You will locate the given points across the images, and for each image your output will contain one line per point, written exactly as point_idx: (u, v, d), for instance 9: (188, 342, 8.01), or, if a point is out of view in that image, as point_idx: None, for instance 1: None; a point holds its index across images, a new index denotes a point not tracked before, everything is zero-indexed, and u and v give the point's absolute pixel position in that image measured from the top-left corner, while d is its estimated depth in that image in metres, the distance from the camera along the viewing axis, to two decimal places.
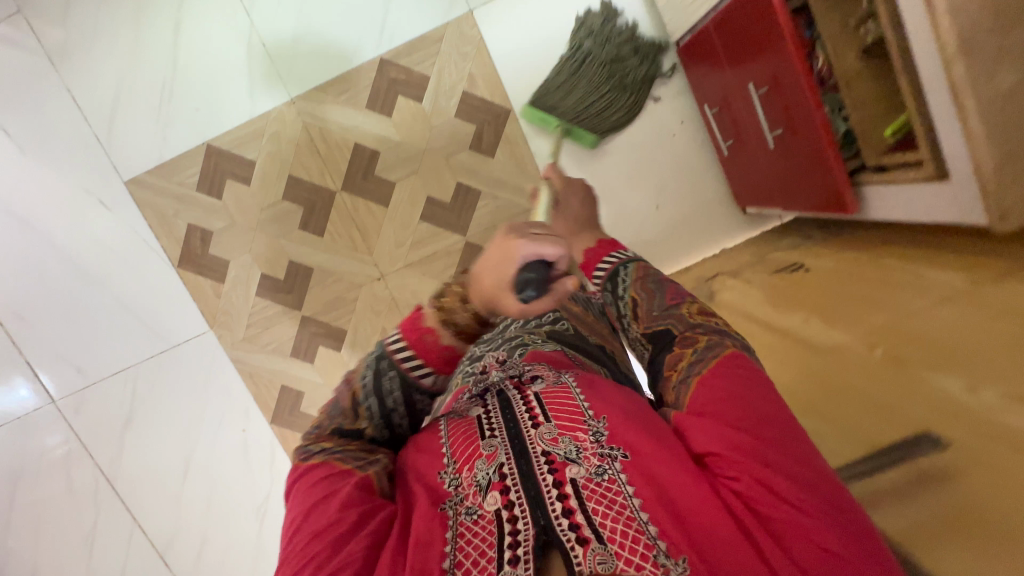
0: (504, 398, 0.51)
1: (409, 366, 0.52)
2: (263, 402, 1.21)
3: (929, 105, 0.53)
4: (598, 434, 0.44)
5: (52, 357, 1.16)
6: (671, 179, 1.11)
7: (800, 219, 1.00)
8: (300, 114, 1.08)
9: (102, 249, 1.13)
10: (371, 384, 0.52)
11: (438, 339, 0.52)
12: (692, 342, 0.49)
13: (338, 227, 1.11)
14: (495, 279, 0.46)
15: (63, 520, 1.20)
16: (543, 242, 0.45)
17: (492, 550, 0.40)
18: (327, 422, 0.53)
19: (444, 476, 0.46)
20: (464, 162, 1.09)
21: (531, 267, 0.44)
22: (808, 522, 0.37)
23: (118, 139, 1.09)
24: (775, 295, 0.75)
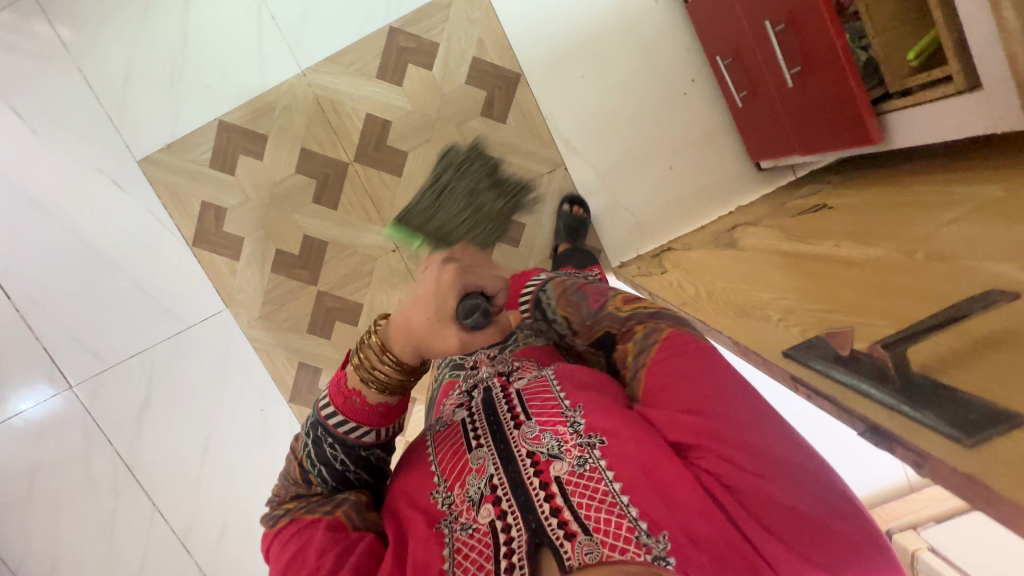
0: (487, 400, 0.54)
1: (343, 430, 0.50)
2: (280, 380, 1.20)
3: (958, 11, 0.53)
4: (575, 425, 0.47)
5: (68, 342, 1.16)
6: (683, 139, 1.11)
7: (816, 170, 1.00)
8: (311, 86, 1.08)
9: (116, 230, 1.13)
10: (315, 451, 0.50)
11: (365, 399, 0.50)
12: (630, 334, 0.51)
13: (351, 199, 1.11)
14: (430, 314, 0.46)
15: (83, 508, 1.19)
16: (481, 277, 0.47)
17: (489, 561, 0.43)
18: (283, 489, 0.51)
19: (436, 495, 0.48)
20: (476, 128, 1.09)
21: (474, 297, 0.45)
22: (770, 490, 0.39)
23: (130, 118, 1.09)
24: (799, 234, 0.74)
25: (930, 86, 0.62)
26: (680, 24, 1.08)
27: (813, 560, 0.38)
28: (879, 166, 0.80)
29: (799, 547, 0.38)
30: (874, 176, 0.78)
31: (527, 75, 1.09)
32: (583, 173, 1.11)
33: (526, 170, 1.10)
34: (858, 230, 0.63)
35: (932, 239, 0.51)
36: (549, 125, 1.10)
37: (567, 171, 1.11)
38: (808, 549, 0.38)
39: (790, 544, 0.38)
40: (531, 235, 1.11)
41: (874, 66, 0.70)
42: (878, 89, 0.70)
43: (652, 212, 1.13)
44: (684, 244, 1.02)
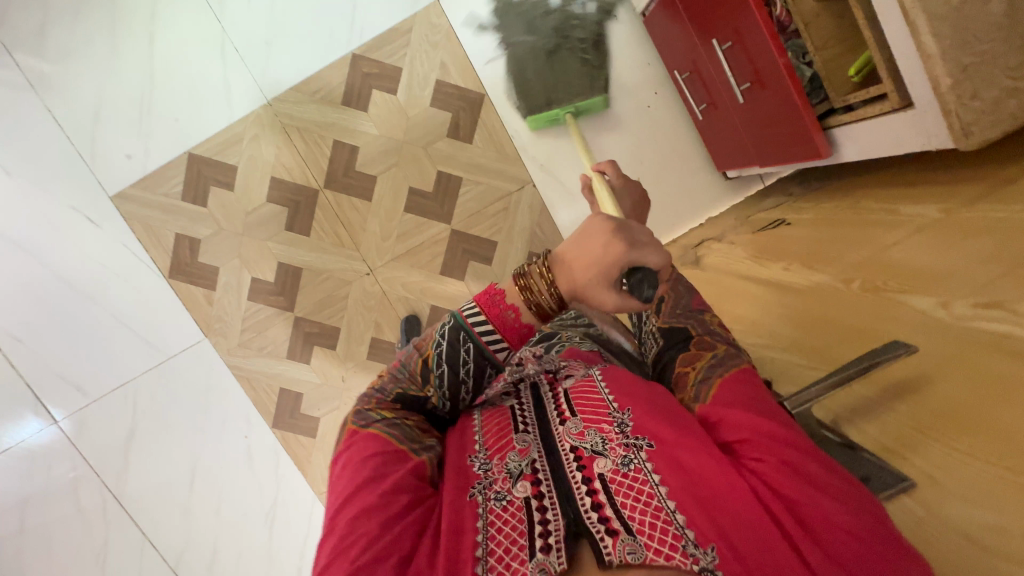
0: (537, 394, 0.55)
1: (488, 340, 0.51)
2: (262, 407, 1.21)
3: (885, 33, 0.53)
4: (623, 425, 0.47)
5: (52, 378, 1.17)
6: (652, 152, 1.12)
7: (783, 183, 1.02)
8: (277, 116, 1.09)
9: (93, 265, 1.14)
10: (446, 352, 0.52)
11: (518, 317, 0.51)
12: (710, 347, 0.52)
13: (324, 225, 1.12)
14: (597, 270, 0.48)
15: (74, 540, 1.20)
16: (643, 252, 0.48)
17: (522, 538, 0.42)
18: (391, 386, 0.55)
19: (473, 459, 0.49)
20: (443, 150, 1.10)
21: (637, 271, 0.47)
22: (829, 504, 0.38)
23: (101, 155, 1.10)
24: (765, 252, 0.80)
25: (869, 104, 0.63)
26: (640, 37, 1.08)
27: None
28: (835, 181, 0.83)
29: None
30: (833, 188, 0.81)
31: (490, 95, 1.09)
32: (553, 189, 1.12)
33: (496, 189, 1.11)
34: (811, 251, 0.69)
35: (872, 266, 0.55)
36: (515, 142, 1.11)
37: (536, 187, 1.12)
38: None
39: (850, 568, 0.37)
40: (504, 253, 1.13)
41: (818, 83, 0.72)
42: (824, 104, 0.71)
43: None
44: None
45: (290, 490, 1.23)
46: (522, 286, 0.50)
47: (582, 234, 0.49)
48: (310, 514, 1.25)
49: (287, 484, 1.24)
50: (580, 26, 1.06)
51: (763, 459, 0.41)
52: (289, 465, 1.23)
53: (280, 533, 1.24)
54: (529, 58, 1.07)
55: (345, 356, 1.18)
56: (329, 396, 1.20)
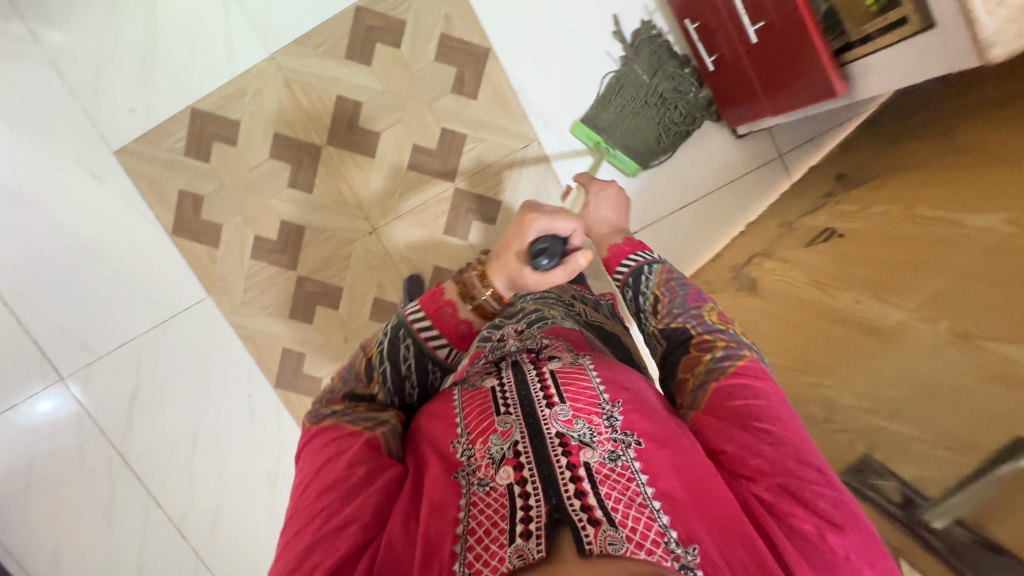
0: (519, 374, 0.61)
1: (426, 336, 0.62)
2: (265, 365, 1.21)
3: None
4: (612, 419, 0.55)
5: (57, 335, 1.18)
6: (674, 167, 1.11)
7: (821, 182, 1.00)
8: (280, 69, 1.08)
9: (97, 221, 1.14)
10: (387, 350, 0.63)
11: (455, 313, 0.62)
12: (710, 346, 0.61)
13: (327, 182, 1.11)
14: (520, 250, 0.62)
15: (81, 495, 1.23)
16: (555, 220, 0.62)
17: (504, 521, 0.49)
18: (339, 386, 0.65)
19: (456, 445, 0.56)
20: (447, 106, 1.08)
21: (546, 241, 0.61)
22: (799, 509, 0.50)
23: (104, 108, 1.10)
24: (823, 277, 0.81)
25: (886, 31, 0.62)
26: None
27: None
28: (873, 179, 0.85)
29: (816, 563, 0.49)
30: (875, 184, 0.83)
31: (496, 49, 1.07)
32: (561, 153, 1.10)
33: (501, 146, 1.10)
34: (880, 277, 0.71)
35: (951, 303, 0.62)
36: (520, 98, 1.09)
37: (541, 145, 1.10)
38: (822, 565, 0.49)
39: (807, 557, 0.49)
40: (507, 214, 1.11)
41: (834, 17, 0.68)
42: (840, 39, 0.69)
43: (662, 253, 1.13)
44: (706, 282, 1.10)
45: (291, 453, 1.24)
46: (460, 288, 0.63)
47: (506, 236, 0.64)
48: None
49: (289, 447, 1.25)
50: (680, 105, 1.01)
51: (756, 476, 0.52)
52: (291, 426, 1.24)
53: (282, 494, 1.26)
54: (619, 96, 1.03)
55: (348, 318, 1.17)
56: (333, 357, 1.20)
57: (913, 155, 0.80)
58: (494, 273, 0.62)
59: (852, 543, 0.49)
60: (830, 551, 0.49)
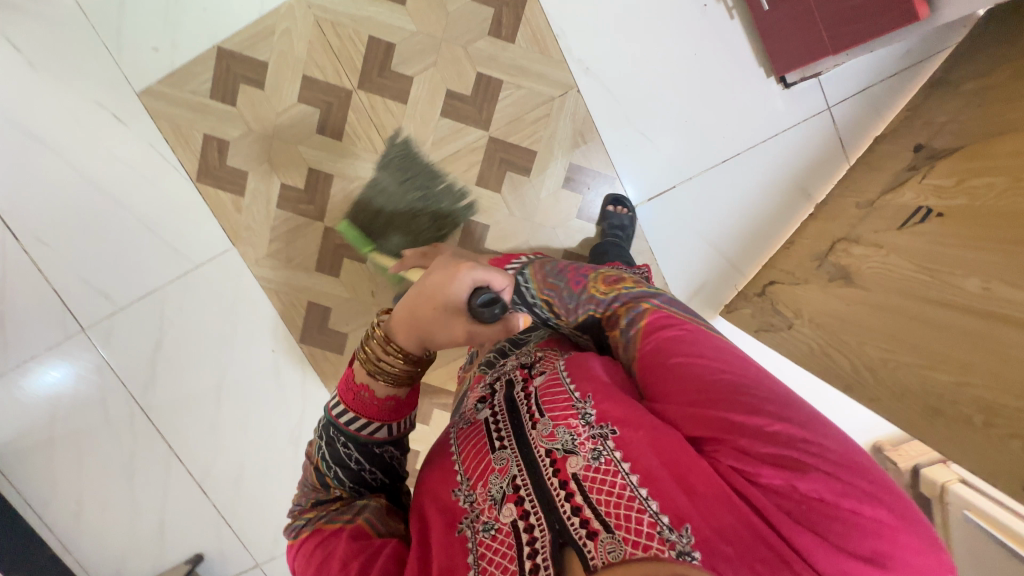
0: (510, 402, 0.60)
1: (357, 428, 0.58)
2: (290, 320, 1.18)
3: None
4: (587, 417, 0.53)
5: (78, 285, 1.15)
6: (725, 132, 1.07)
7: (896, 156, 0.98)
8: (311, 8, 1.04)
9: (120, 167, 1.11)
10: (330, 452, 0.59)
11: (372, 394, 0.59)
12: (617, 320, 0.64)
13: (356, 128, 1.07)
14: (444, 301, 0.55)
15: (104, 448, 1.22)
16: (489, 273, 0.58)
17: (512, 563, 0.47)
18: (305, 498, 0.61)
19: (459, 493, 0.54)
20: (483, 50, 1.04)
21: (478, 293, 0.56)
22: (765, 467, 0.45)
23: (128, 46, 1.06)
24: (931, 262, 0.79)
25: None
26: None
27: (811, 528, 0.43)
28: (966, 150, 0.84)
29: (810, 520, 0.43)
30: (971, 151, 0.83)
31: None
32: (604, 105, 1.06)
33: (539, 94, 1.05)
34: (1004, 260, 0.69)
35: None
36: (560, 44, 1.04)
37: (580, 93, 1.06)
38: (820, 526, 0.43)
39: (801, 519, 0.43)
40: (542, 164, 1.08)
41: None
42: None
43: (736, 236, 1.10)
44: (785, 272, 1.05)
45: (315, 410, 1.23)
46: (369, 366, 0.58)
47: (418, 289, 0.57)
48: None
49: (313, 405, 1.24)
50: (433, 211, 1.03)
51: (716, 444, 0.48)
52: (315, 382, 1.22)
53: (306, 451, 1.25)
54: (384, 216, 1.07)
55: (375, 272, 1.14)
56: (359, 311, 1.17)
57: (1010, 116, 0.78)
58: (400, 333, 0.56)
59: (823, 481, 0.44)
60: (818, 504, 0.43)
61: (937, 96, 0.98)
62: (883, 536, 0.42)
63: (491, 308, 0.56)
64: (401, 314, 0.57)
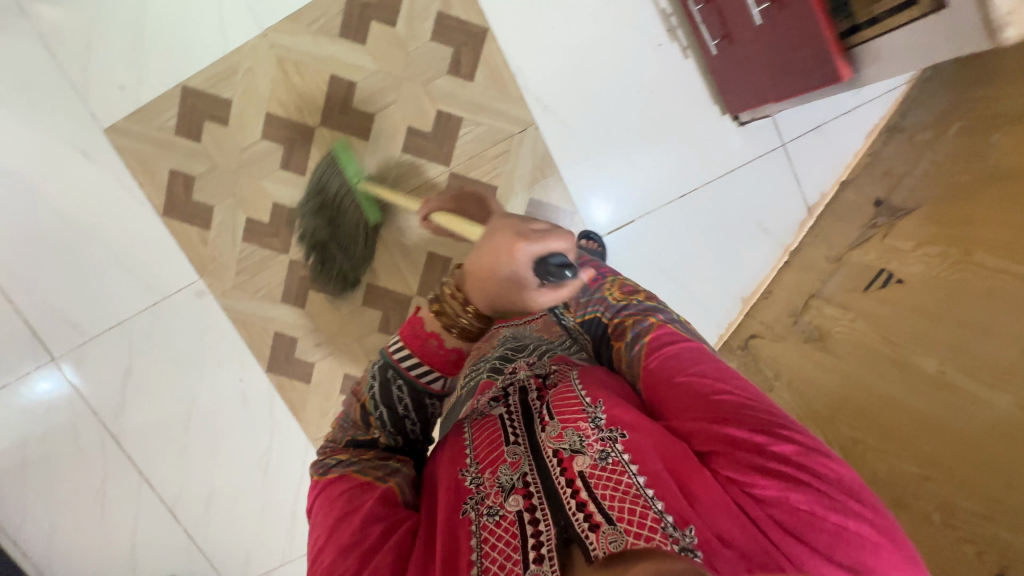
0: (524, 403, 0.63)
1: (415, 374, 0.64)
2: (257, 350, 1.20)
3: None
4: (597, 420, 0.56)
5: (49, 315, 1.17)
6: (680, 169, 1.09)
7: (859, 208, 1.03)
8: (273, 47, 1.05)
9: (89, 201, 1.12)
10: (380, 393, 0.65)
11: (443, 343, 0.62)
12: (621, 330, 0.69)
13: (318, 164, 1.09)
14: (511, 274, 0.52)
15: (75, 474, 1.24)
16: (549, 239, 0.51)
17: (517, 552, 0.49)
18: (342, 435, 0.67)
19: (467, 474, 0.57)
20: (443, 88, 1.06)
21: (540, 269, 0.51)
22: (761, 478, 0.49)
23: (94, 84, 1.08)
24: (895, 336, 0.86)
25: (896, 13, 0.63)
26: None
27: (801, 537, 0.47)
28: (925, 211, 0.89)
29: (801, 531, 0.47)
30: (927, 214, 0.89)
31: (494, 30, 1.05)
32: (562, 141, 1.08)
33: (499, 130, 1.07)
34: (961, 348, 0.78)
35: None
36: (519, 82, 1.06)
37: (539, 130, 1.07)
38: (809, 536, 0.47)
39: (793, 530, 0.47)
40: (504, 198, 1.09)
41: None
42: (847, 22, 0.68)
43: (704, 274, 1.12)
44: (765, 326, 1.09)
45: (283, 437, 1.25)
46: (439, 317, 0.61)
47: (481, 256, 0.54)
48: (304, 458, 1.27)
49: (280, 431, 1.25)
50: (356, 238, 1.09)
51: (716, 452, 0.52)
52: (283, 410, 1.23)
53: (274, 477, 1.27)
54: (312, 205, 1.06)
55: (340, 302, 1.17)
56: (324, 341, 1.19)
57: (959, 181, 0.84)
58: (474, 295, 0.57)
59: (814, 496, 0.48)
60: (810, 514, 0.48)
61: (895, 142, 1.03)
62: (867, 548, 0.46)
63: (553, 274, 0.50)
64: (471, 279, 0.56)
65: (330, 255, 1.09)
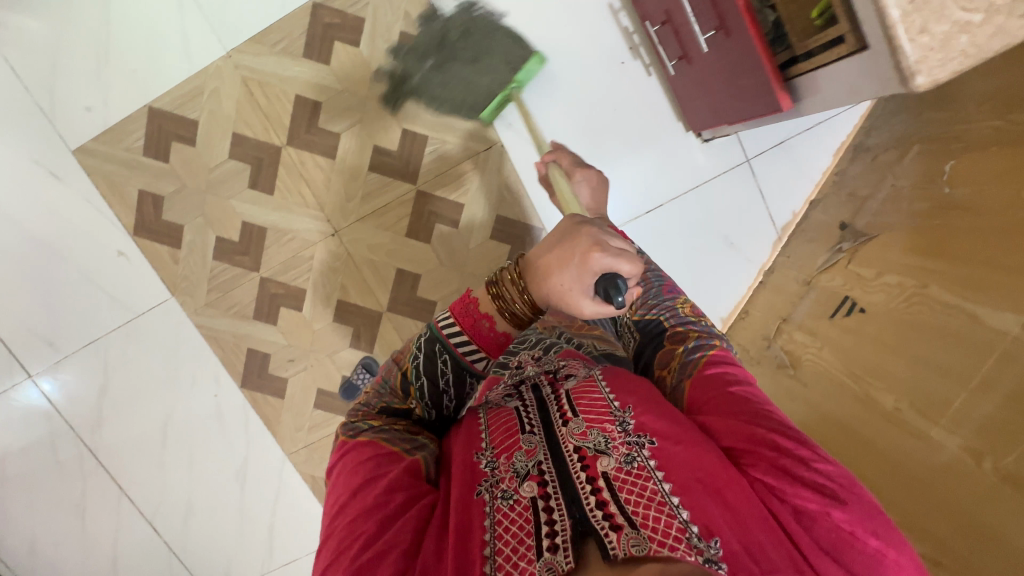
0: (540, 397, 0.61)
1: (463, 351, 0.64)
2: (230, 365, 1.21)
3: (854, 11, 0.54)
4: (625, 424, 0.54)
5: (24, 334, 1.18)
6: (648, 181, 1.09)
7: (825, 228, 1.04)
8: (237, 68, 1.06)
9: (59, 221, 1.13)
10: (424, 365, 0.64)
11: (493, 326, 0.63)
12: (683, 336, 0.69)
13: (287, 183, 1.10)
14: (573, 282, 0.57)
15: (54, 489, 1.25)
16: (620, 258, 0.56)
17: (530, 538, 0.47)
18: (376, 401, 0.66)
19: (482, 457, 0.55)
20: (407, 107, 1.07)
21: (603, 283, 0.55)
22: (805, 492, 0.49)
23: (60, 106, 1.08)
24: (857, 366, 0.85)
25: (827, 48, 0.62)
26: None
27: (838, 558, 0.47)
28: (883, 238, 0.89)
29: (836, 553, 0.47)
30: (887, 241, 0.89)
31: None
32: (526, 158, 1.09)
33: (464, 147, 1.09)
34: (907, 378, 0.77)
35: (993, 433, 0.66)
36: None
37: (504, 147, 1.09)
38: (845, 559, 0.47)
39: (832, 551, 0.47)
40: (470, 214, 1.11)
41: (781, 29, 0.68)
42: (785, 53, 0.69)
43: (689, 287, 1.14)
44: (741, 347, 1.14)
45: (258, 451, 1.26)
46: (495, 298, 0.62)
47: (558, 255, 0.58)
48: (279, 472, 1.28)
49: (256, 444, 1.27)
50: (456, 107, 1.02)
51: (755, 461, 0.52)
52: (258, 424, 1.25)
53: (251, 489, 1.28)
54: (485, 41, 0.98)
55: (312, 319, 1.18)
56: (297, 357, 1.21)
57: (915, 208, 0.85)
58: (532, 288, 0.60)
59: (856, 516, 0.48)
60: (851, 535, 0.48)
61: (860, 161, 1.04)
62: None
63: (612, 290, 0.55)
64: (538, 271, 0.60)
65: (421, 62, 1.00)
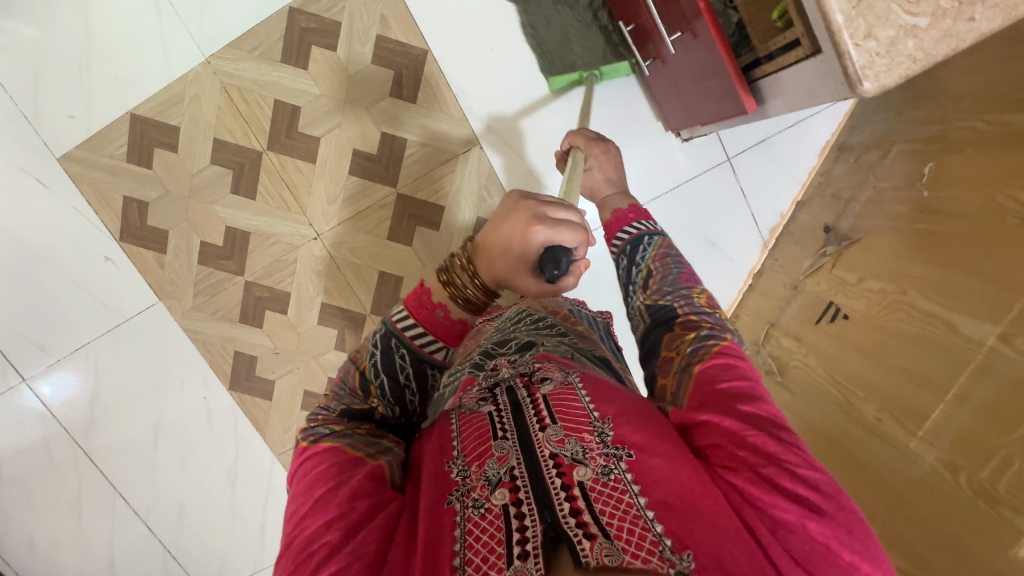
0: (514, 399, 0.56)
1: (420, 344, 0.68)
2: (218, 368, 1.23)
3: (807, 17, 0.54)
4: (603, 435, 0.50)
5: (17, 338, 1.20)
6: (646, 176, 1.09)
7: (811, 231, 1.03)
8: (217, 74, 1.07)
9: (47, 227, 1.15)
10: (382, 361, 0.66)
11: (448, 314, 0.69)
12: (692, 326, 0.63)
13: (269, 188, 1.11)
14: (520, 258, 0.61)
15: (51, 489, 1.28)
16: (560, 231, 0.58)
17: (499, 548, 0.43)
18: (337, 405, 0.65)
19: (453, 466, 0.52)
20: (386, 110, 1.07)
21: (546, 254, 0.57)
22: (783, 503, 0.47)
23: (44, 114, 1.09)
24: (841, 372, 0.85)
25: (786, 50, 0.63)
26: None
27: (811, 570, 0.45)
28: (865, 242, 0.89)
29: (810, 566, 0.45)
30: (869, 245, 0.88)
31: (435, 51, 1.06)
32: (506, 160, 1.10)
33: (444, 150, 1.08)
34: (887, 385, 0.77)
35: (967, 443, 0.65)
36: (461, 102, 1.08)
37: (483, 150, 1.09)
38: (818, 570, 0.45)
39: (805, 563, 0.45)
40: (450, 217, 1.11)
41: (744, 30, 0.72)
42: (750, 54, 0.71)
43: None
44: None
45: (248, 452, 1.28)
46: (448, 287, 0.68)
47: (503, 234, 0.61)
48: (268, 472, 1.30)
49: (245, 446, 1.28)
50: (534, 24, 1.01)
51: (737, 467, 0.49)
52: (247, 425, 1.26)
53: (242, 490, 1.30)
54: None
55: (298, 323, 1.19)
56: (284, 361, 1.22)
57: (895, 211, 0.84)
58: (483, 269, 0.66)
59: (831, 528, 0.46)
60: (826, 548, 0.45)
61: (843, 161, 1.03)
62: None
63: (552, 264, 0.56)
64: (489, 252, 0.64)
65: None
